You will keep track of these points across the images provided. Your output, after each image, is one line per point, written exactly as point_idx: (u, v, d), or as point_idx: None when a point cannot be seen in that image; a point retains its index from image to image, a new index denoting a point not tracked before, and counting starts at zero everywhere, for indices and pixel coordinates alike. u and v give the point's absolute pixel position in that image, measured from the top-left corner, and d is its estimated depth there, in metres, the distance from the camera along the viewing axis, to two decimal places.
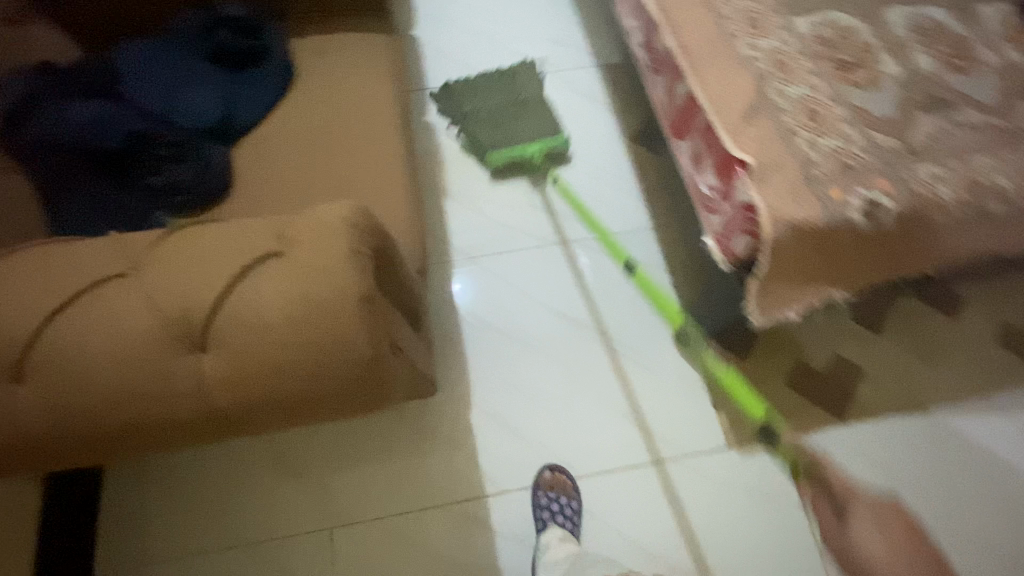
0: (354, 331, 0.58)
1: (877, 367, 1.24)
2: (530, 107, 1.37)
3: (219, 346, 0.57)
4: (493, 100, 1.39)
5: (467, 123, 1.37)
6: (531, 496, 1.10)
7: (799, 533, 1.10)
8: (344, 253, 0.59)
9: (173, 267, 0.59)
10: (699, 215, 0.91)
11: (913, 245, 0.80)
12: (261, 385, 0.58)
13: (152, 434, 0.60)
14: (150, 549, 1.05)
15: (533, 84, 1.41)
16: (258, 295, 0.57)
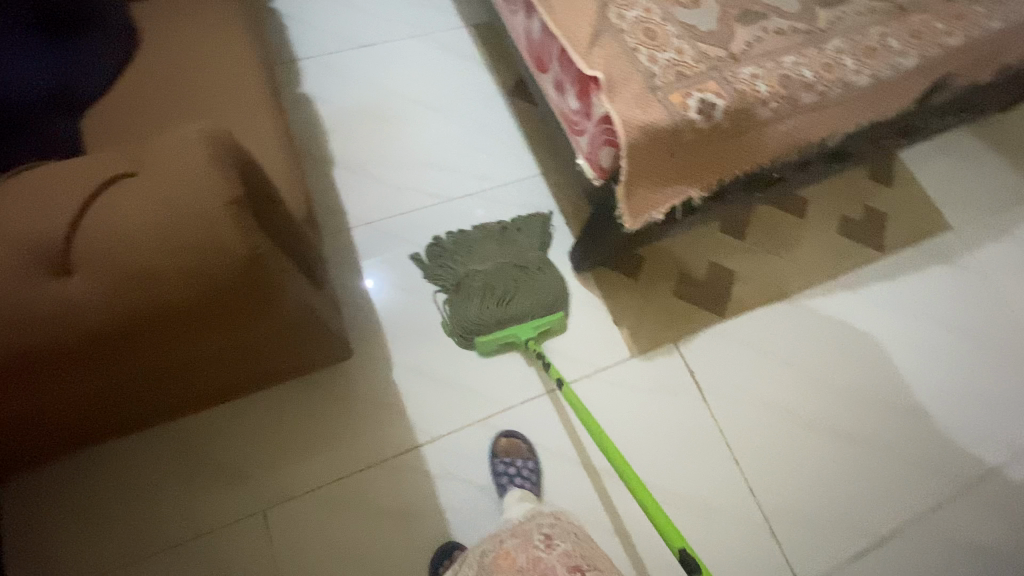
0: (228, 232, 0.51)
1: (746, 267, 1.41)
2: (527, 266, 1.26)
3: (75, 267, 0.49)
4: (491, 257, 1.27)
5: (460, 297, 1.23)
6: (489, 465, 1.14)
7: (699, 420, 1.25)
8: (206, 161, 0.53)
9: (13, 198, 0.51)
10: (571, 137, 0.98)
11: (747, 138, 0.92)
12: (132, 304, 0.50)
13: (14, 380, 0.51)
14: (70, 557, 1.00)
15: (534, 249, 1.30)
16: (114, 211, 0.50)
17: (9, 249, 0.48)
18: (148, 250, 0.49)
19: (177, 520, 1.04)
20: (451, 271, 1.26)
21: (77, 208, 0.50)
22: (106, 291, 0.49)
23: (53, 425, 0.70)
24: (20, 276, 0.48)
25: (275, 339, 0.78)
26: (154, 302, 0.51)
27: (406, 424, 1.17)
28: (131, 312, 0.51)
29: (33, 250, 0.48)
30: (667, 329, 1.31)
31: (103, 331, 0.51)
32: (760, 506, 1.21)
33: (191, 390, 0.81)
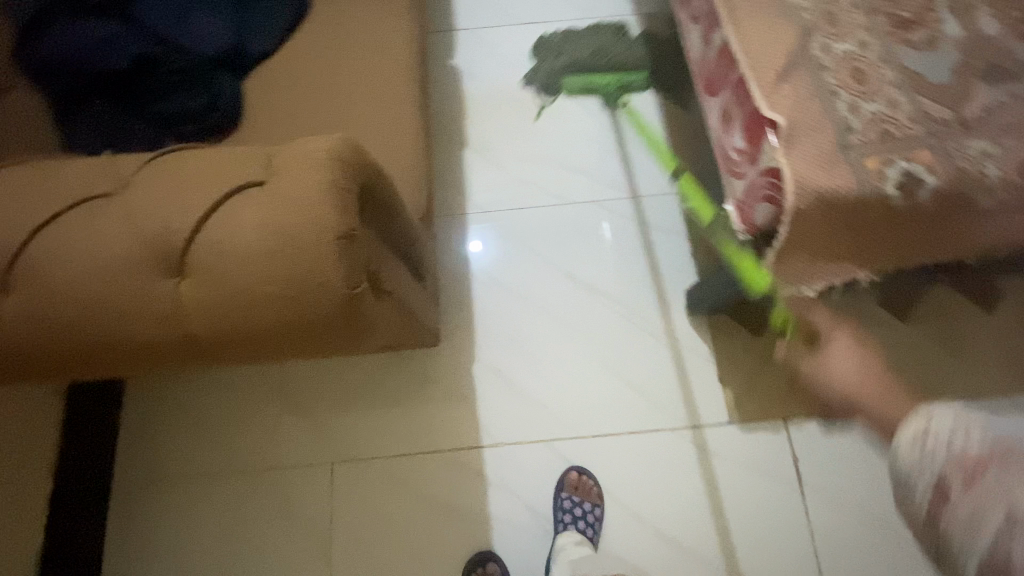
0: (332, 268, 0.49)
1: (896, 354, 1.19)
2: (630, 45, 1.36)
3: (194, 271, 0.50)
4: (601, 29, 1.38)
5: (561, 54, 1.37)
6: (554, 496, 1.10)
7: (791, 515, 1.10)
8: (327, 183, 0.51)
9: (159, 185, 0.52)
10: (724, 177, 0.85)
11: (952, 227, 0.74)
12: (235, 317, 0.51)
13: (134, 356, 0.55)
14: (173, 461, 1.14)
15: (646, 45, 1.36)
16: (234, 223, 0.50)
17: (140, 241, 0.50)
18: (257, 271, 0.49)
19: (260, 455, 1.15)
20: (561, 35, 1.40)
21: (202, 209, 0.50)
22: (215, 298, 0.50)
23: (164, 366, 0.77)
24: (147, 270, 0.50)
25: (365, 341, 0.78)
26: (254, 318, 0.51)
27: (474, 425, 1.16)
28: (232, 321, 0.51)
29: (160, 248, 0.50)
30: (778, 401, 1.16)
31: (204, 333, 0.52)
32: None
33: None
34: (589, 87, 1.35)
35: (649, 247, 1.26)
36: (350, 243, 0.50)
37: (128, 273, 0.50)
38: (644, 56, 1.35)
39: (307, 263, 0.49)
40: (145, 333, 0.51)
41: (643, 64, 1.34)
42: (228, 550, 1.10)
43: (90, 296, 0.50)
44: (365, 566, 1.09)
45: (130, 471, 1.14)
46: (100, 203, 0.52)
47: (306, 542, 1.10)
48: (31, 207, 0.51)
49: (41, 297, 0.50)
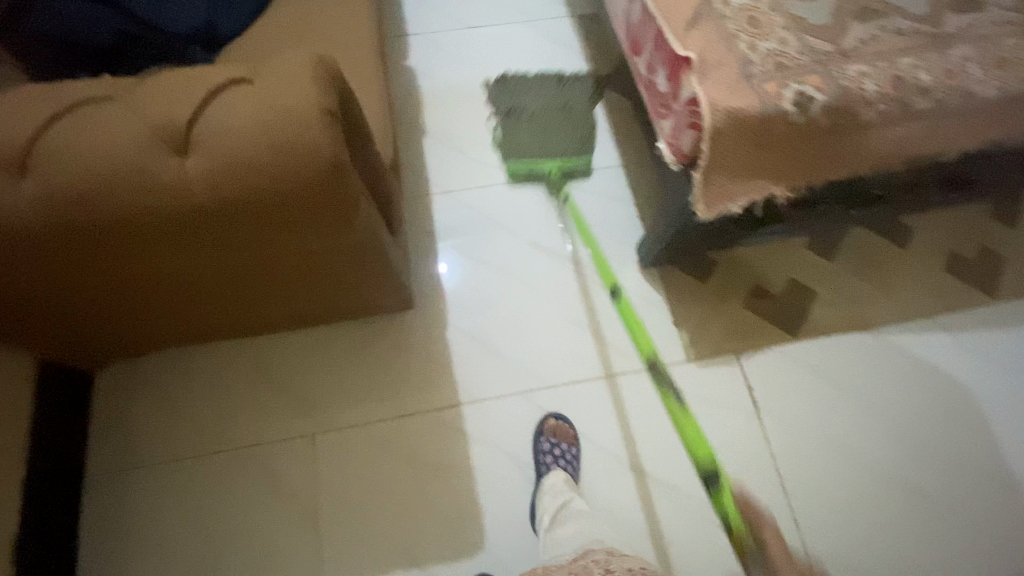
0: (317, 135, 0.56)
1: (828, 289, 1.32)
2: (572, 121, 1.36)
3: (195, 148, 0.56)
4: (542, 98, 1.38)
5: (506, 125, 1.36)
6: (533, 442, 1.16)
7: (749, 439, 1.19)
8: (308, 74, 0.58)
9: (159, 87, 0.60)
10: (654, 120, 0.98)
11: (845, 140, 0.87)
12: (231, 186, 0.57)
13: (139, 234, 0.60)
14: (151, 443, 1.14)
15: (585, 119, 1.37)
16: (229, 109, 0.57)
17: (148, 128, 0.57)
18: (251, 141, 0.56)
19: (241, 431, 1.16)
20: (502, 101, 1.39)
21: (201, 103, 0.58)
22: (213, 172, 0.56)
23: (162, 293, 0.82)
24: (154, 151, 0.56)
25: (349, 262, 0.84)
26: (249, 192, 0.57)
27: (452, 383, 1.21)
28: (228, 194, 0.57)
29: (163, 131, 0.57)
30: (730, 338, 1.26)
31: (206, 210, 0.58)
32: (799, 535, 1.14)
33: (268, 294, 0.90)
34: (534, 173, 1.33)
35: (597, 210, 1.37)
36: (331, 125, 0.57)
37: (137, 154, 0.56)
38: (586, 123, 1.36)
39: (295, 137, 0.56)
40: (152, 210, 0.57)
41: (584, 138, 1.34)
42: (215, 523, 1.10)
43: (102, 174, 0.56)
44: (354, 529, 1.10)
45: (111, 457, 1.13)
46: (106, 105, 0.59)
47: (294, 511, 1.11)
48: (44, 109, 0.58)
49: (58, 173, 0.56)
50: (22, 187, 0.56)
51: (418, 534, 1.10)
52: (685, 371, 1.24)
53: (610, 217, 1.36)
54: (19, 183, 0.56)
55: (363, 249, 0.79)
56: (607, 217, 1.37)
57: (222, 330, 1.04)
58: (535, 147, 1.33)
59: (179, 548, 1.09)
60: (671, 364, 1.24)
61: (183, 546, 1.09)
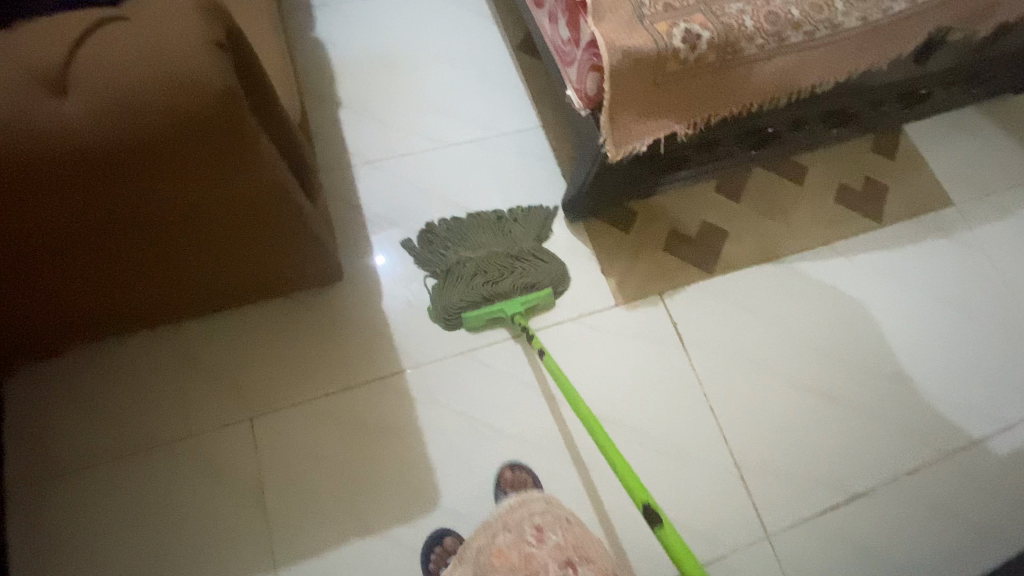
0: (207, 62, 0.55)
1: (738, 228, 1.42)
2: (520, 257, 1.27)
3: (71, 83, 0.54)
4: (483, 248, 1.28)
5: (449, 287, 1.24)
6: (494, 495, 1.13)
7: (680, 370, 1.28)
8: (190, 6, 0.58)
9: (23, 30, 0.57)
10: (562, 69, 1.02)
11: (732, 75, 0.95)
12: (117, 119, 0.54)
13: (14, 183, 0.55)
14: (69, 451, 1.07)
15: (533, 251, 1.29)
16: (106, 43, 0.55)
17: (13, 66, 0.53)
18: (134, 70, 0.54)
19: (170, 422, 1.10)
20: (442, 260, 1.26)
21: (74, 39, 0.55)
22: (95, 105, 0.53)
23: (57, 271, 0.76)
24: (22, 88, 0.53)
25: (263, 221, 0.82)
26: (138, 126, 0.55)
27: (392, 351, 1.21)
28: (114, 130, 0.54)
29: (31, 68, 0.53)
30: (654, 280, 1.34)
31: (92, 149, 0.55)
32: (730, 453, 1.23)
33: (180, 266, 0.87)
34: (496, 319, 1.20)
35: (520, 171, 1.40)
36: (221, 54, 0.57)
37: (3, 93, 0.52)
38: (535, 260, 1.28)
39: (181, 65, 0.55)
40: (28, 153, 0.53)
41: (538, 276, 1.26)
42: (153, 520, 1.05)
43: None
44: (305, 507, 1.09)
45: (27, 470, 1.05)
46: None
47: (238, 497, 1.08)
48: None
49: None
50: None
51: (371, 502, 1.10)
52: (615, 314, 1.30)
53: (533, 175, 1.40)
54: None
55: (275, 204, 0.78)
56: (530, 175, 1.40)
57: (137, 318, 0.99)
58: (490, 291, 1.22)
59: (118, 554, 1.03)
60: (603, 310, 1.30)
61: (118, 550, 1.03)
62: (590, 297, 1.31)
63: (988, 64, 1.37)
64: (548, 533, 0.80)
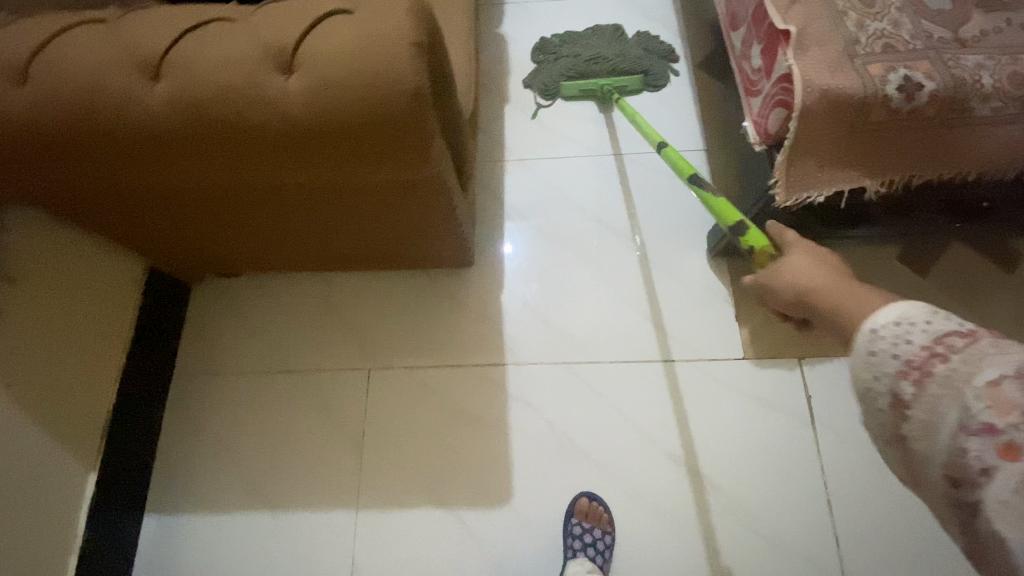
0: (406, 65, 0.61)
1: (914, 306, 1.22)
2: (622, 48, 1.45)
3: (298, 67, 0.63)
4: (593, 38, 1.47)
5: (557, 60, 1.47)
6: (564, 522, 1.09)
7: (799, 447, 1.14)
8: (404, 8, 0.64)
9: (273, 14, 0.67)
10: (744, 100, 0.95)
11: (952, 138, 0.80)
12: (325, 105, 0.62)
13: (239, 144, 0.67)
14: (226, 359, 1.27)
15: (636, 48, 1.45)
16: (331, 35, 0.63)
17: (261, 47, 0.64)
18: (348, 65, 0.61)
19: (304, 357, 1.26)
20: (557, 39, 1.49)
21: (309, 29, 0.64)
22: (311, 90, 0.62)
23: (254, 215, 0.91)
24: (263, 68, 0.63)
25: (421, 204, 0.89)
26: (339, 112, 0.62)
27: (500, 344, 1.24)
28: (321, 114, 0.63)
29: (273, 52, 0.63)
30: (792, 342, 1.21)
31: (301, 127, 0.64)
32: (840, 558, 1.07)
33: (347, 227, 0.98)
34: (588, 89, 1.41)
35: (669, 194, 1.35)
36: (419, 56, 0.62)
37: (249, 71, 0.63)
38: (638, 56, 1.44)
39: (386, 64, 0.61)
40: (257, 122, 0.64)
41: (633, 64, 1.42)
42: (275, 435, 1.21)
43: (220, 84, 0.63)
44: (392, 466, 1.17)
45: (194, 363, 1.27)
46: (230, 26, 0.67)
47: (343, 439, 1.20)
48: (178, 26, 0.66)
49: (184, 79, 0.63)
50: (152, 89, 0.64)
51: (451, 480, 1.15)
52: (737, 367, 1.20)
53: (681, 201, 1.34)
54: (150, 86, 0.65)
55: (434, 190, 0.84)
56: (677, 199, 1.34)
57: (303, 258, 1.14)
58: (588, 67, 1.42)
59: (238, 458, 1.20)
60: (724, 359, 1.20)
61: (242, 452, 1.21)
62: (712, 343, 1.22)
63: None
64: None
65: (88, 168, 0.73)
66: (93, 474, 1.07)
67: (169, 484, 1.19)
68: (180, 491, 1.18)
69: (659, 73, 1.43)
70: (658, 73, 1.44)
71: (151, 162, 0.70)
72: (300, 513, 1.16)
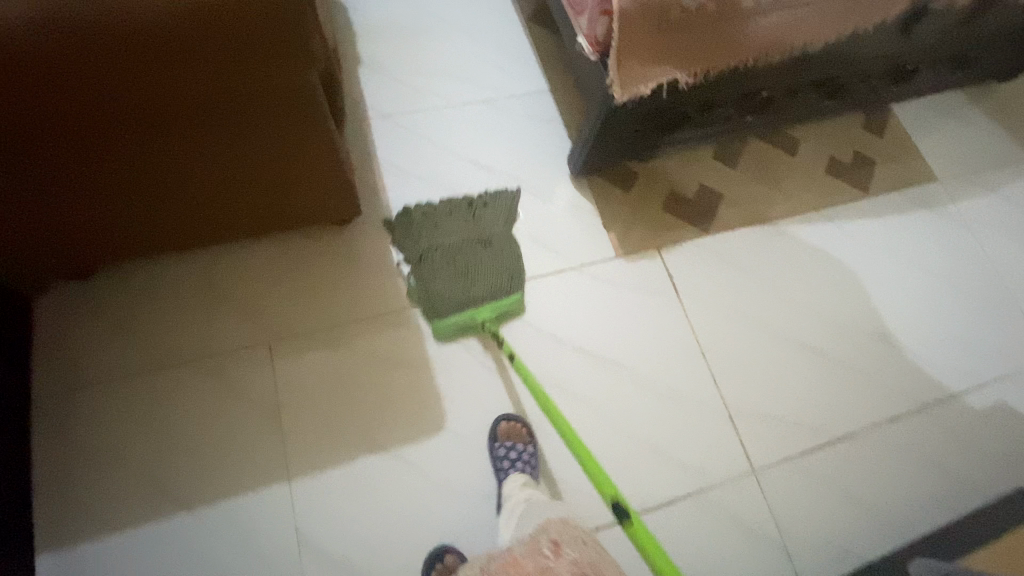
0: None
1: (734, 192, 1.51)
2: (493, 252, 1.30)
3: None
4: (456, 236, 1.31)
5: (426, 291, 1.25)
6: (489, 449, 1.17)
7: (675, 318, 1.35)
8: None
9: None
10: (575, 21, 1.10)
11: (729, 30, 1.03)
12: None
13: (113, 46, 0.69)
14: (97, 368, 1.13)
15: (508, 251, 1.31)
16: None
17: None
18: None
19: (192, 343, 1.17)
20: (417, 254, 1.28)
21: None
22: None
23: (126, 163, 0.89)
24: None
25: (303, 130, 0.94)
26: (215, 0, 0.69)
27: (403, 288, 1.28)
28: (207, 7, 0.69)
29: None
30: (654, 236, 1.42)
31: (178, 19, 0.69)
32: (721, 395, 1.31)
33: (229, 173, 0.98)
34: (466, 326, 1.22)
35: (529, 130, 1.49)
36: None
37: None
38: (509, 258, 1.31)
39: None
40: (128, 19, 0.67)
41: (511, 276, 1.28)
42: (181, 427, 1.12)
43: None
44: (319, 428, 1.15)
45: (54, 380, 1.12)
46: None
47: (260, 413, 1.15)
48: None
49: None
50: None
51: (382, 424, 1.17)
52: (615, 265, 1.38)
53: (540, 134, 1.49)
54: None
55: (310, 109, 0.90)
56: (536, 133, 1.49)
57: (181, 234, 1.09)
58: (461, 300, 1.23)
59: (137, 467, 1.08)
60: (603, 261, 1.38)
61: (143, 456, 1.09)
62: (591, 250, 1.38)
63: (965, 44, 1.48)
64: (564, 548, 0.84)
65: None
66: None
67: (56, 515, 1.04)
68: (73, 518, 1.04)
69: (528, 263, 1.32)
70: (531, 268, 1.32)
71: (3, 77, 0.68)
72: (225, 501, 1.09)
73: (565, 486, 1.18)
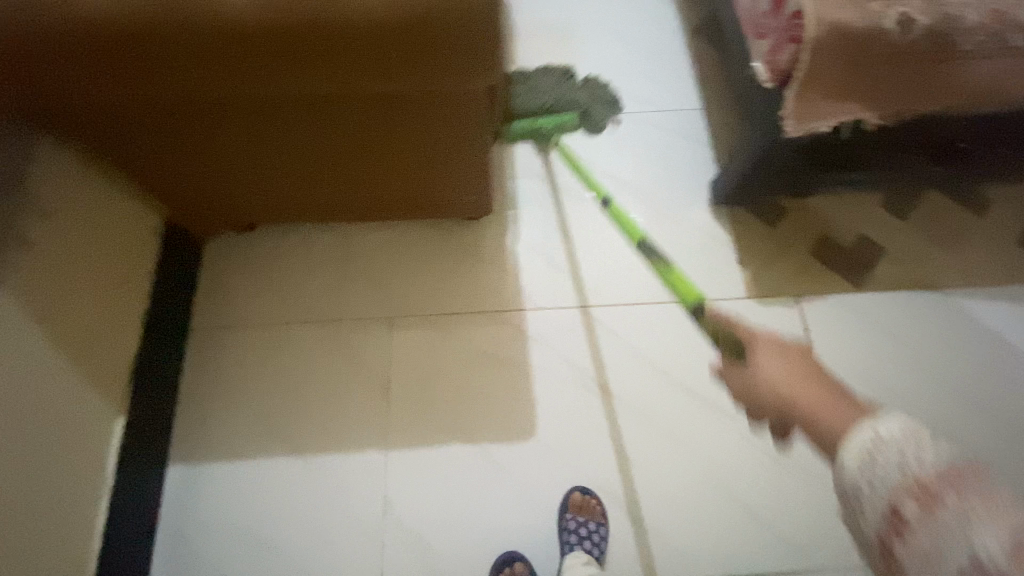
0: None
1: (897, 248, 1.33)
2: (571, 94, 1.42)
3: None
4: (544, 78, 1.42)
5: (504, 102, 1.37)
6: (558, 517, 1.11)
7: None
8: None
9: None
10: (755, 43, 1.03)
11: (940, 70, 0.90)
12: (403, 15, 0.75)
13: (322, 55, 0.78)
14: (243, 313, 1.28)
15: (585, 99, 1.42)
16: None
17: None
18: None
19: (323, 307, 1.28)
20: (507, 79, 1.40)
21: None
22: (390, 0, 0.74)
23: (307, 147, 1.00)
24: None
25: (426, 122, 0.95)
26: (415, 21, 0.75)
27: (518, 290, 1.29)
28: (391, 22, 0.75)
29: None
30: (792, 282, 1.30)
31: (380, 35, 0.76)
32: None
33: (359, 158, 1.04)
34: (529, 132, 1.35)
35: (673, 149, 1.42)
36: None
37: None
38: (582, 102, 1.42)
39: None
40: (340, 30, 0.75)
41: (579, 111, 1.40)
42: (301, 380, 1.23)
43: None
44: (418, 408, 1.20)
45: (208, 317, 1.27)
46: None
47: (365, 382, 1.22)
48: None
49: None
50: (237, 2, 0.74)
51: (474, 419, 1.19)
52: (741, 305, 1.28)
53: (684, 154, 1.42)
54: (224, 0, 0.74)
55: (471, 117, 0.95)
56: (680, 153, 1.42)
57: (324, 209, 1.19)
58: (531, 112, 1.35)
59: (260, 407, 1.21)
60: (729, 298, 1.29)
61: (265, 398, 1.21)
62: (718, 285, 1.30)
63: None
64: None
65: (130, 80, 0.81)
66: (119, 419, 1.07)
67: (189, 434, 1.19)
68: (203, 441, 1.19)
69: (597, 117, 1.42)
70: (598, 120, 1.42)
71: (233, 73, 0.80)
72: (326, 455, 1.17)
73: (648, 525, 1.12)
